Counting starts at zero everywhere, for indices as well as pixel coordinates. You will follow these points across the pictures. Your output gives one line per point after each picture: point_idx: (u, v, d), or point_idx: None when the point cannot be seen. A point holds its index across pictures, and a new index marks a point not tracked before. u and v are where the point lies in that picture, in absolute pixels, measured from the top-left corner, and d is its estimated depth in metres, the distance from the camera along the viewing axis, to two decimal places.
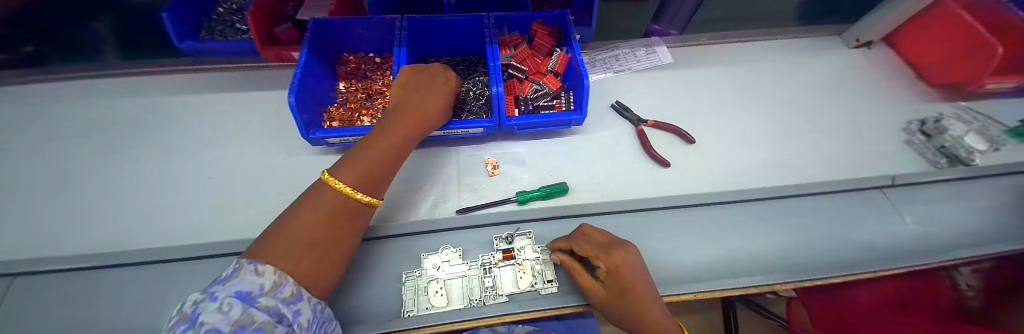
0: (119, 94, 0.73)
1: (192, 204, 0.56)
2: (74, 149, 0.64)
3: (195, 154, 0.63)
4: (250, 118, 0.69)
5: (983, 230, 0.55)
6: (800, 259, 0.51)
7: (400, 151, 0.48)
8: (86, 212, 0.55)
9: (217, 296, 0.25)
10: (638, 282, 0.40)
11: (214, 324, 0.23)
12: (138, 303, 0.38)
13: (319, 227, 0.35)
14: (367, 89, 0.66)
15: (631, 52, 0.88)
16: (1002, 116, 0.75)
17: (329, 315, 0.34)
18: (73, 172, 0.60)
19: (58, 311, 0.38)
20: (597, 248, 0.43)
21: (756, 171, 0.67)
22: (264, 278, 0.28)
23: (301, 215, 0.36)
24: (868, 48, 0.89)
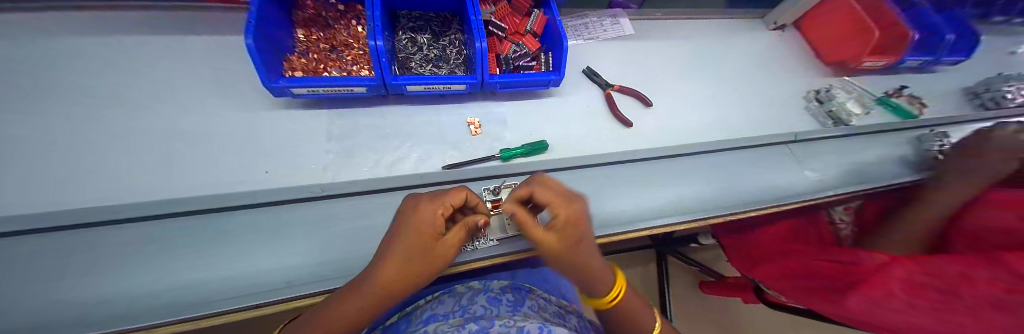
0: None
1: (125, 163, 0.47)
2: None
3: (114, 108, 0.52)
4: (184, 69, 0.59)
5: (847, 172, 0.74)
6: (726, 199, 0.65)
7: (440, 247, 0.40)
8: None
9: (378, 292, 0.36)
10: (587, 229, 0.41)
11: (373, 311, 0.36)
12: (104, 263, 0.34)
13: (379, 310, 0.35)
14: (332, 40, 0.60)
15: (598, 21, 0.91)
16: (870, 89, 0.97)
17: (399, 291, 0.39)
18: None
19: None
20: (560, 198, 0.40)
21: (700, 131, 0.78)
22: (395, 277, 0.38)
23: (355, 304, 0.33)
24: (781, 30, 1.06)
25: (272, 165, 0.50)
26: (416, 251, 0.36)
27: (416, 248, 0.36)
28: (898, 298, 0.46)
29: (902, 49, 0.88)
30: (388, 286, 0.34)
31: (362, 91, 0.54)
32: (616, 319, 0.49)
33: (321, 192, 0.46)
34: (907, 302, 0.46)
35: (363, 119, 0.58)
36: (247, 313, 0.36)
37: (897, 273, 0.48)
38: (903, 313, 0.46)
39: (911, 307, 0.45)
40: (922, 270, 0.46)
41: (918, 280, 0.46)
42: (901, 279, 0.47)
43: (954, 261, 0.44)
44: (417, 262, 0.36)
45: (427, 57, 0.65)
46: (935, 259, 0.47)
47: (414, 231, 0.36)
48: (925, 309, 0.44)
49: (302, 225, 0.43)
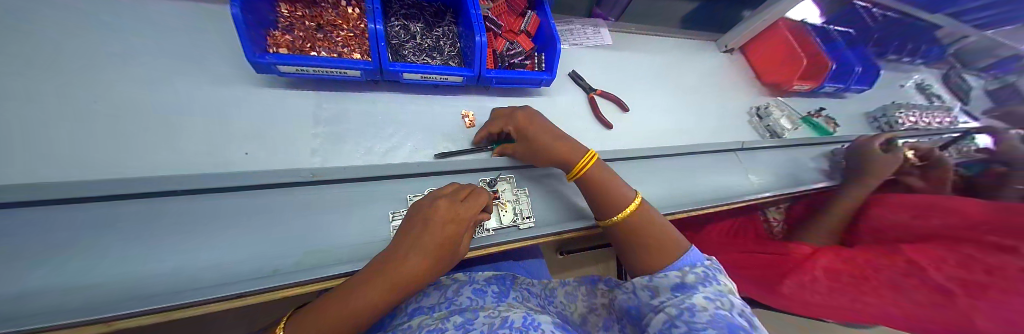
0: None
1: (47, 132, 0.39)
2: None
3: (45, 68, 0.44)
4: (137, 33, 0.52)
5: (779, 178, 0.89)
6: (687, 197, 0.74)
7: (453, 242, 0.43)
8: None
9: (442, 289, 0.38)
10: (530, 124, 0.53)
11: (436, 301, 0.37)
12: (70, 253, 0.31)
13: (391, 298, 0.37)
14: (318, 18, 0.56)
15: (582, 29, 0.96)
16: (798, 109, 1.16)
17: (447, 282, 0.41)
18: None
19: None
20: (501, 120, 0.57)
21: (669, 137, 0.87)
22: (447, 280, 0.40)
23: (372, 291, 0.35)
24: (731, 53, 1.21)
25: (251, 146, 0.46)
26: (449, 243, 0.40)
27: (449, 239, 0.40)
28: (821, 282, 0.62)
29: (823, 75, 1.07)
30: (420, 271, 0.38)
31: (355, 75, 0.52)
32: (606, 206, 0.51)
33: (313, 177, 0.44)
34: (827, 285, 0.62)
35: (354, 105, 0.56)
36: (235, 300, 0.35)
37: (821, 263, 0.64)
38: (823, 293, 0.62)
39: (828, 288, 0.61)
40: (838, 260, 0.63)
41: (836, 268, 0.62)
42: (823, 267, 0.64)
43: (858, 254, 0.63)
44: (449, 251, 0.40)
45: (420, 46, 0.64)
46: (843, 252, 0.65)
47: (450, 223, 0.40)
48: (840, 290, 0.60)
49: (295, 209, 0.43)
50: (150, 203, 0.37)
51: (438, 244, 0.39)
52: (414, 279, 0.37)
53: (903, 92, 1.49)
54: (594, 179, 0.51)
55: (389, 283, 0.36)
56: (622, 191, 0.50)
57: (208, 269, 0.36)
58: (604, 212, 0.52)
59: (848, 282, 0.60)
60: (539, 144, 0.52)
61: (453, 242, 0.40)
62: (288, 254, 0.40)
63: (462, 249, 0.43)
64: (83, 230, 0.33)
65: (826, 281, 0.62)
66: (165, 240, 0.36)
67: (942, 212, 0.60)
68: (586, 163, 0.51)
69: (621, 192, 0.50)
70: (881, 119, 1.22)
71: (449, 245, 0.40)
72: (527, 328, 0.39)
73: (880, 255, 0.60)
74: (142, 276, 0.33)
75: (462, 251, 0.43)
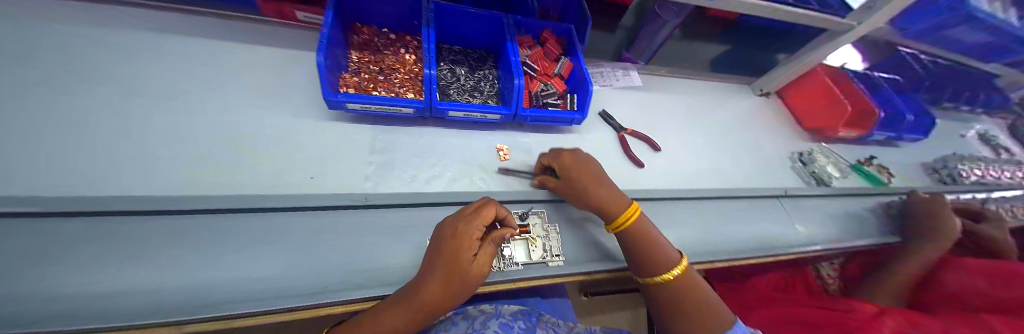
0: (63, 17, 0.60)
1: (177, 155, 0.48)
2: None
3: (180, 100, 0.55)
4: (242, 72, 0.63)
5: (832, 230, 0.81)
6: (727, 245, 0.70)
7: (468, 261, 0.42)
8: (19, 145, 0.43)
9: None
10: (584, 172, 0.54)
11: None
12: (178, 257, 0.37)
13: (409, 319, 0.38)
14: (380, 63, 0.65)
15: (612, 72, 1.00)
16: (846, 155, 1.09)
17: None
18: None
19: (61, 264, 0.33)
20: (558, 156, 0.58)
21: (702, 178, 0.85)
22: None
23: (389, 312, 0.38)
24: (767, 96, 1.19)
25: (315, 171, 0.52)
26: (454, 259, 0.40)
27: (460, 264, 0.40)
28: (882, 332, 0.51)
29: (869, 122, 1.01)
30: (431, 290, 0.38)
31: (408, 112, 0.59)
32: (645, 262, 0.50)
33: (364, 201, 0.49)
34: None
35: (402, 137, 0.62)
36: (287, 313, 0.38)
37: (889, 324, 0.53)
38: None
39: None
40: (908, 323, 0.53)
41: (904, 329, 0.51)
42: (890, 327, 0.53)
43: (932, 320, 0.53)
44: (458, 267, 0.40)
45: (464, 87, 0.71)
46: (914, 317, 0.54)
47: (454, 239, 0.41)
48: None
49: (345, 230, 0.47)
50: (233, 216, 0.44)
51: (443, 267, 0.39)
52: (425, 299, 0.38)
53: (967, 142, 1.36)
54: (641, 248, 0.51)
55: (403, 303, 0.38)
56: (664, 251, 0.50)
57: (265, 282, 0.39)
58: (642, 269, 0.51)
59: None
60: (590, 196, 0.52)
61: (460, 258, 0.40)
62: (335, 272, 0.43)
63: (471, 279, 0.41)
64: (180, 238, 0.39)
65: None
66: (237, 253, 0.40)
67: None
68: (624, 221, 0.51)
69: (667, 259, 0.50)
70: (941, 171, 1.10)
71: (461, 269, 0.40)
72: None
73: (960, 325, 0.50)
74: (219, 283, 0.38)
75: (473, 280, 0.41)
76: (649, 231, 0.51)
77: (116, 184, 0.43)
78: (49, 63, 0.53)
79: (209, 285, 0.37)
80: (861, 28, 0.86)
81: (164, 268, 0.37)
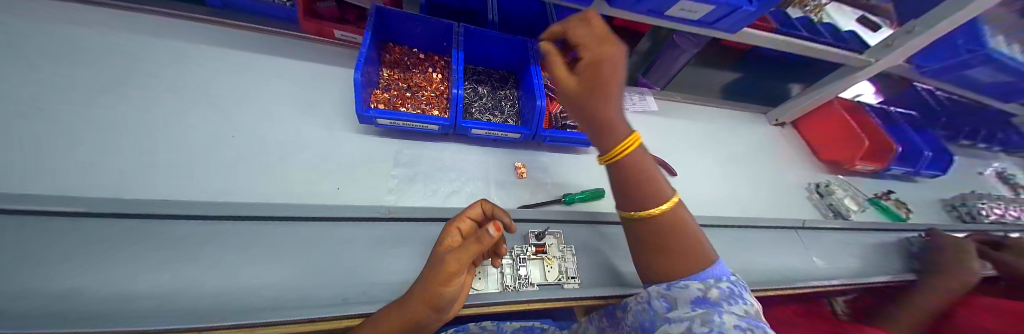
0: (123, 27, 0.65)
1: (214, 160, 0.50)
2: (54, 70, 0.53)
3: (220, 107, 0.58)
4: (278, 83, 0.66)
5: (853, 266, 0.79)
6: (745, 275, 0.68)
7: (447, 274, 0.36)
8: (71, 144, 0.45)
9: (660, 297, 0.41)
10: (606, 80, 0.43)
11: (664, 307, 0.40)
12: (208, 263, 0.38)
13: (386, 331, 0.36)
14: (409, 80, 0.67)
15: (629, 96, 1.02)
16: (863, 187, 1.07)
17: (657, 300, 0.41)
18: (49, 95, 0.49)
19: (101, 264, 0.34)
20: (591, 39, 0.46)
21: (717, 206, 0.84)
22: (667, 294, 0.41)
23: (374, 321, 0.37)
24: (781, 126, 1.19)
25: (340, 181, 0.53)
26: (430, 268, 0.37)
27: (432, 269, 0.36)
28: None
29: (887, 158, 1.01)
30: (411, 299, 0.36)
31: (433, 129, 0.61)
32: (625, 199, 0.48)
33: (388, 214, 0.50)
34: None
35: (424, 151, 0.63)
36: (305, 325, 0.38)
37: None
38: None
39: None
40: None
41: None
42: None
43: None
44: (431, 278, 0.36)
45: (486, 105, 0.73)
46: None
47: (440, 246, 0.40)
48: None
49: (367, 241, 0.47)
50: (261, 223, 0.44)
51: (423, 276, 0.37)
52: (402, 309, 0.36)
53: (984, 180, 1.34)
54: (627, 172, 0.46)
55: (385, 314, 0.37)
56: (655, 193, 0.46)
57: (289, 291, 0.40)
58: (622, 202, 0.49)
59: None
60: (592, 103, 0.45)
61: (434, 267, 0.36)
62: (357, 286, 0.43)
63: (437, 290, 0.35)
64: (210, 241, 0.40)
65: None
66: (264, 259, 0.41)
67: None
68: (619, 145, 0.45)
69: (652, 196, 0.46)
70: (961, 208, 1.08)
71: (431, 275, 0.36)
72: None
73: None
74: (246, 291, 0.38)
75: (441, 292, 0.36)
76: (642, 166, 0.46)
77: (156, 187, 0.45)
78: (106, 70, 0.56)
79: (236, 292, 0.37)
80: (878, 64, 0.89)
81: (196, 271, 0.37)
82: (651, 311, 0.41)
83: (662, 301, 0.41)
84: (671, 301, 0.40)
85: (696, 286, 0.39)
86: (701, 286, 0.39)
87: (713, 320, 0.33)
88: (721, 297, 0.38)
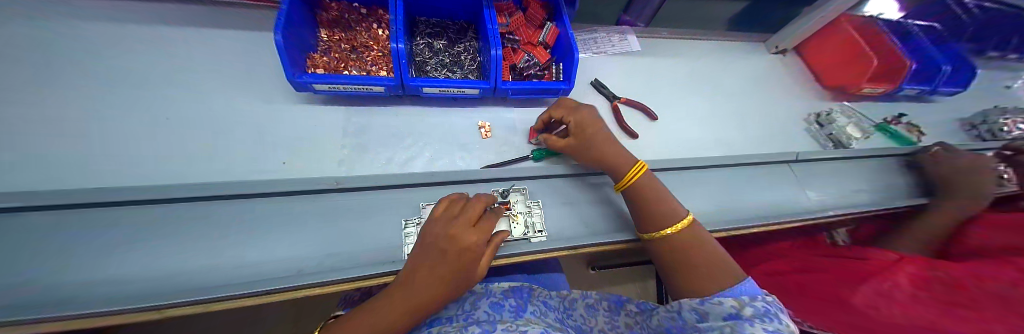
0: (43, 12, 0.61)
1: (156, 148, 0.50)
2: None
3: (157, 92, 0.56)
4: (219, 61, 0.63)
5: (848, 196, 0.75)
6: (728, 215, 0.66)
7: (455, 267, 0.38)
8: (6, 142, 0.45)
9: (692, 308, 0.40)
10: (594, 132, 0.52)
11: (697, 319, 0.39)
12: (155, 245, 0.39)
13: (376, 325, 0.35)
14: (352, 40, 0.64)
15: (607, 37, 0.93)
16: (869, 114, 0.99)
17: (693, 311, 0.40)
18: None
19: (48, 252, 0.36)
20: (566, 111, 0.55)
21: (702, 148, 0.79)
22: (702, 308, 0.39)
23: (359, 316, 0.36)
24: (782, 54, 1.08)
25: (288, 156, 0.53)
26: (437, 265, 0.38)
27: (436, 263, 0.38)
28: (901, 289, 0.47)
29: (900, 77, 0.91)
30: (416, 294, 0.37)
31: (380, 91, 0.57)
32: (642, 221, 0.48)
33: (336, 185, 0.47)
34: (909, 293, 0.46)
35: (377, 118, 0.61)
36: (261, 297, 0.38)
37: (907, 271, 0.49)
38: (901, 304, 0.44)
39: (914, 298, 0.44)
40: (930, 268, 0.48)
41: (928, 281, 0.46)
42: (908, 275, 0.48)
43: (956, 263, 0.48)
44: (442, 273, 0.38)
45: (442, 62, 0.67)
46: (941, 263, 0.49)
47: (439, 240, 0.39)
48: (928, 300, 0.43)
49: (320, 214, 0.46)
50: (206, 204, 0.43)
51: (426, 272, 0.37)
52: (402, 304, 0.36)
53: (1014, 94, 1.21)
54: (639, 194, 0.48)
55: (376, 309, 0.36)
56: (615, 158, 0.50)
57: (240, 267, 0.40)
58: (641, 224, 0.48)
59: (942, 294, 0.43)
60: (597, 146, 0.51)
61: (439, 263, 0.38)
62: (309, 256, 0.43)
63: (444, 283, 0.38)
64: (154, 224, 0.40)
65: (911, 290, 0.46)
66: (214, 238, 0.41)
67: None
68: (629, 175, 0.49)
69: (668, 214, 0.46)
70: (980, 127, 0.99)
71: (438, 270, 0.38)
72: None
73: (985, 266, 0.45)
74: (195, 270, 0.39)
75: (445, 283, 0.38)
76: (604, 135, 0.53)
77: (97, 179, 0.45)
78: (28, 64, 0.53)
79: (189, 272, 0.39)
80: None
81: (148, 255, 0.39)
82: (682, 320, 0.41)
83: (694, 314, 0.40)
84: (702, 314, 0.38)
85: (728, 302, 0.37)
86: (734, 302, 0.37)
87: (741, 329, 0.33)
88: (756, 315, 0.34)
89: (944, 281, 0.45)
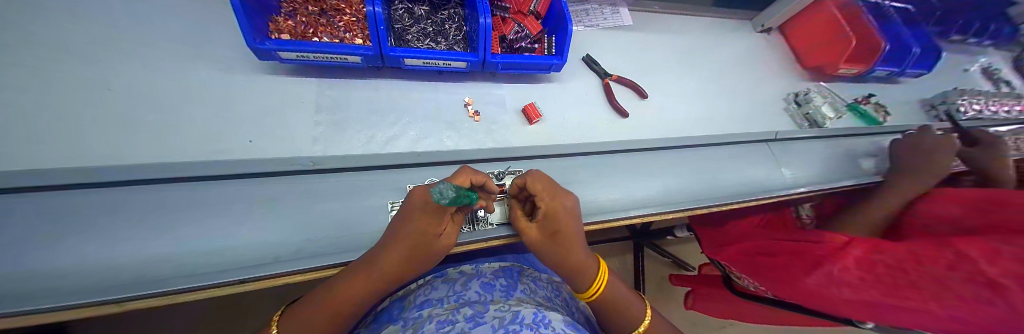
0: None
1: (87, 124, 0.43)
2: None
3: (80, 58, 0.47)
4: (159, 22, 0.54)
5: (819, 173, 0.80)
6: (711, 192, 0.68)
7: (432, 240, 0.38)
8: None
9: None
10: (570, 234, 0.43)
11: None
12: (100, 236, 0.34)
13: (352, 296, 0.36)
14: (321, 2, 0.56)
15: (599, 9, 0.89)
16: (842, 95, 1.03)
17: None
18: None
19: None
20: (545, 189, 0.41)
21: (689, 127, 0.80)
22: None
23: (335, 290, 0.36)
24: (768, 33, 1.08)
25: (256, 134, 0.48)
26: (420, 239, 0.37)
27: (412, 236, 0.37)
28: (851, 272, 0.51)
29: (874, 58, 0.95)
30: (393, 268, 0.37)
31: (356, 61, 0.51)
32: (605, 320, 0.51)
33: (314, 165, 0.44)
34: (859, 275, 0.51)
35: (356, 93, 0.56)
36: (236, 286, 0.36)
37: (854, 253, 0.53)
38: (852, 287, 0.51)
39: (860, 280, 0.50)
40: (877, 251, 0.51)
41: (870, 259, 0.51)
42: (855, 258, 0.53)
43: (902, 244, 0.50)
44: (421, 246, 0.38)
45: (424, 31, 0.62)
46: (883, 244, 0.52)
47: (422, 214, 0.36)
48: (874, 283, 0.49)
49: (298, 198, 0.43)
50: (163, 188, 0.39)
51: (404, 244, 0.36)
52: (375, 279, 0.36)
53: (969, 77, 1.30)
54: (608, 302, 0.49)
55: (348, 285, 0.36)
56: (585, 270, 0.46)
57: (211, 256, 0.37)
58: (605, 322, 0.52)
59: (883, 277, 0.48)
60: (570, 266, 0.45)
61: (415, 238, 0.37)
62: (288, 243, 0.40)
63: (421, 255, 0.38)
64: (95, 211, 0.35)
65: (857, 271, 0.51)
66: (175, 226, 0.37)
67: (996, 204, 0.49)
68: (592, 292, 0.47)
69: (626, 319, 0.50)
70: (940, 108, 1.06)
71: (414, 243, 0.37)
72: (538, 326, 0.36)
73: (925, 245, 0.48)
74: (156, 260, 0.35)
75: (422, 252, 0.38)
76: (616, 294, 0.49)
77: (21, 158, 0.38)
78: None
79: (147, 263, 0.35)
80: None
81: (96, 247, 0.34)
82: None
83: None
84: None
85: None
86: None
87: None
88: None
89: (888, 263, 0.49)
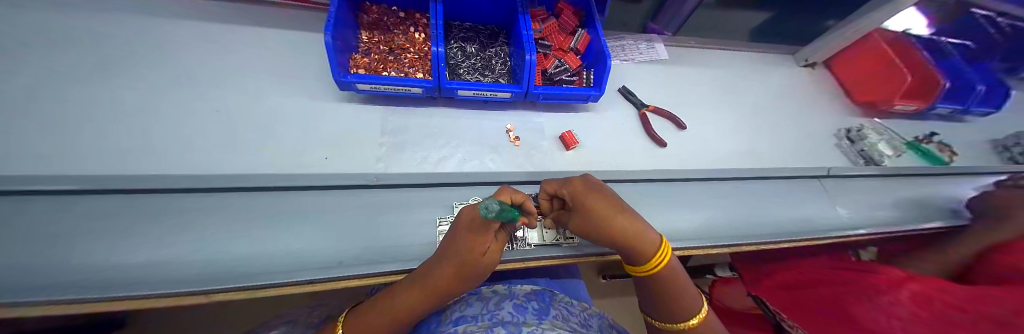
0: (107, 9, 0.65)
1: (202, 138, 0.52)
2: (49, 54, 0.55)
3: (205, 86, 0.58)
4: (264, 58, 0.66)
5: (883, 215, 0.73)
6: (758, 228, 0.64)
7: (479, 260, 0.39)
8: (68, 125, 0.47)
9: None
10: (602, 203, 0.42)
11: None
12: (203, 232, 0.40)
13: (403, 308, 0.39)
14: (390, 43, 0.65)
15: (634, 44, 0.93)
16: (900, 132, 0.96)
17: None
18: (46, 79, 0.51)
19: (108, 232, 0.37)
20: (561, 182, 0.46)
21: (731, 160, 0.78)
22: None
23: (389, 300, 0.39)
24: (811, 68, 1.06)
25: (329, 152, 0.54)
26: (468, 259, 0.38)
27: (461, 253, 0.38)
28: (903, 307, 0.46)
29: (935, 95, 0.89)
30: (441, 286, 0.39)
31: (418, 92, 0.58)
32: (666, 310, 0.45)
33: (377, 181, 0.49)
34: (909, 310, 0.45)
35: (412, 118, 0.62)
36: (304, 286, 0.39)
37: (912, 290, 0.48)
38: (900, 320, 0.45)
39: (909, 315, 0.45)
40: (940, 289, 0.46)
41: (928, 297, 0.45)
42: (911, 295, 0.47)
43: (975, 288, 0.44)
44: (468, 266, 0.39)
45: (474, 65, 0.69)
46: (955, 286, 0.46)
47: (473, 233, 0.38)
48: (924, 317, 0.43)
49: (360, 209, 0.47)
50: (254, 195, 0.45)
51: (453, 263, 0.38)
52: (423, 294, 0.38)
53: None
54: (665, 281, 0.43)
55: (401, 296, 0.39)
56: (646, 239, 0.41)
57: (285, 258, 0.41)
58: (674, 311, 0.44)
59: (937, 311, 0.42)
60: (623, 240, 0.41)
61: (464, 257, 0.38)
62: (350, 250, 0.44)
63: (466, 275, 0.39)
64: (203, 211, 0.41)
65: (912, 306, 0.46)
66: (260, 228, 0.42)
67: None
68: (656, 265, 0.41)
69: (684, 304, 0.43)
70: (1011, 149, 0.95)
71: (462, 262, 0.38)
72: None
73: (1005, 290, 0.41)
74: (241, 257, 0.40)
75: (467, 272, 0.39)
76: (674, 267, 0.43)
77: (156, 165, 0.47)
78: (93, 56, 0.56)
79: (234, 259, 0.39)
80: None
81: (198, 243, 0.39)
82: None
83: None
84: None
85: None
86: None
87: None
88: None
89: (948, 300, 0.43)
